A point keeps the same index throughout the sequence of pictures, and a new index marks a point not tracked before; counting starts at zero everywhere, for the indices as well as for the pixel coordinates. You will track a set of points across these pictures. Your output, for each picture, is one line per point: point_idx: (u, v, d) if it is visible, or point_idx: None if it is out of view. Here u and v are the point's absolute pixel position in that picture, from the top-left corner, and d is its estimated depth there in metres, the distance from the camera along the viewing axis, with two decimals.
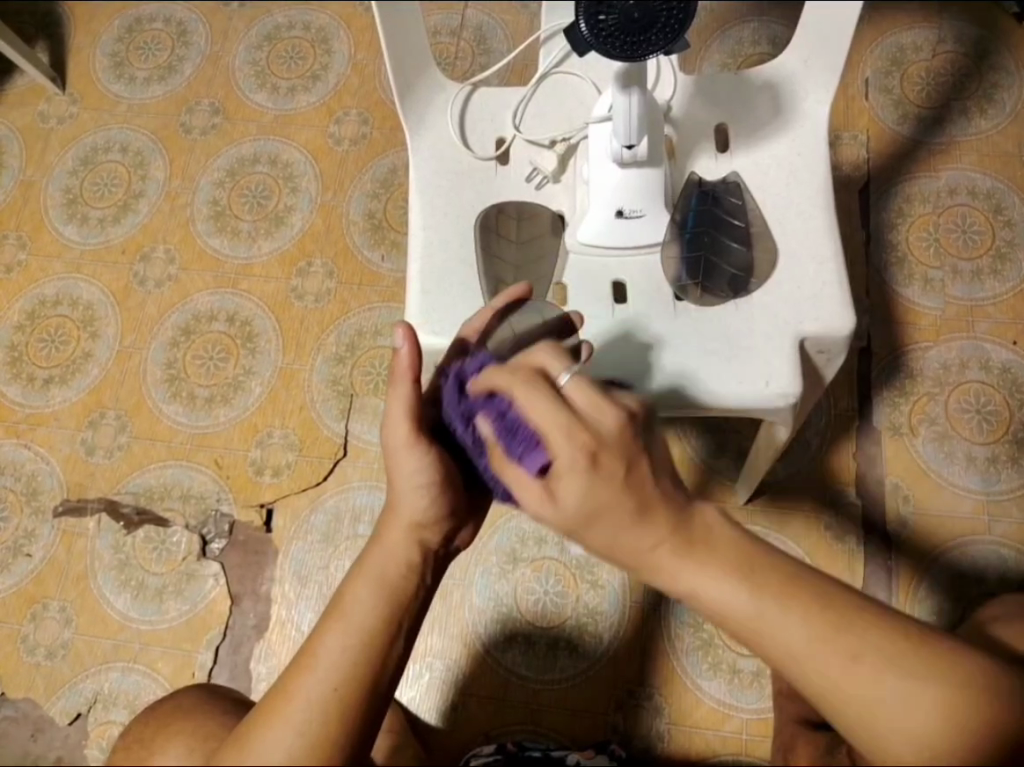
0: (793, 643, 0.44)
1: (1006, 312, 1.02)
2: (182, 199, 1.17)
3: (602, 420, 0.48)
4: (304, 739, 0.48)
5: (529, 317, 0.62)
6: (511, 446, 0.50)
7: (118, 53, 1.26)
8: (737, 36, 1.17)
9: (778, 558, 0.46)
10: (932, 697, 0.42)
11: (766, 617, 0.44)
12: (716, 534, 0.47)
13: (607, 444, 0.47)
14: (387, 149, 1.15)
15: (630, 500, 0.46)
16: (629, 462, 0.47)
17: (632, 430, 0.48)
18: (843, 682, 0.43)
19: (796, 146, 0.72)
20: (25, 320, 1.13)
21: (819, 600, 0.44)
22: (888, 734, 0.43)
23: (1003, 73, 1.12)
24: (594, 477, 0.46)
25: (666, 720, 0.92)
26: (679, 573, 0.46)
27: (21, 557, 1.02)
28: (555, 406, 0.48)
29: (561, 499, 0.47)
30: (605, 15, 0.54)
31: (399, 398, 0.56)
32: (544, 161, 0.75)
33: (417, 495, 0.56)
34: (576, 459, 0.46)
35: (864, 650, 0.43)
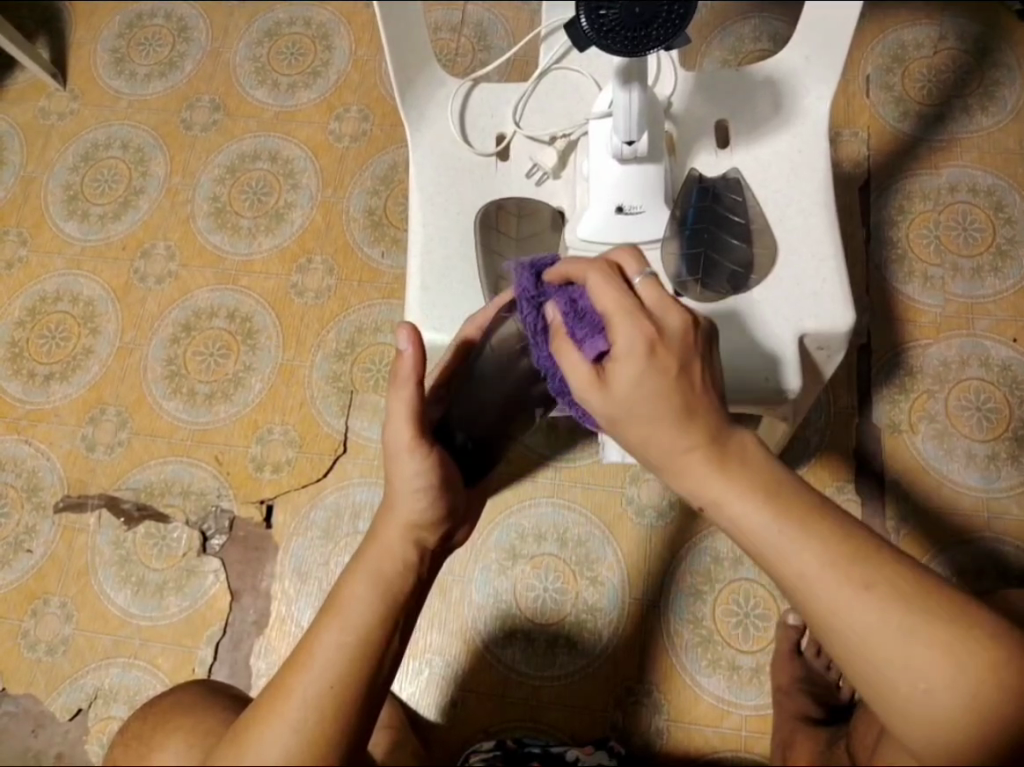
0: (806, 567, 0.44)
1: (1007, 309, 1.02)
2: (182, 195, 1.17)
3: (667, 318, 0.49)
4: (300, 736, 0.48)
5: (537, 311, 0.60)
6: (576, 331, 0.52)
7: (119, 49, 1.26)
8: (737, 32, 1.17)
9: (799, 490, 0.47)
10: (932, 634, 0.42)
11: (785, 536, 0.45)
12: (750, 454, 0.48)
13: (667, 340, 0.48)
14: (387, 146, 1.15)
15: (677, 396, 0.47)
16: (685, 362, 0.48)
17: (695, 335, 0.49)
18: (850, 608, 0.43)
19: (798, 142, 0.72)
20: (26, 316, 1.13)
21: (837, 533, 0.45)
22: (884, 666, 0.42)
23: (1005, 70, 1.12)
24: (650, 366, 0.48)
25: (664, 716, 0.93)
26: (707, 478, 0.47)
27: (22, 552, 1.02)
28: (625, 298, 0.49)
29: (612, 384, 0.49)
30: (605, 11, 0.54)
31: (400, 399, 0.56)
32: (544, 156, 0.74)
33: (415, 497, 0.56)
34: (634, 345, 0.48)
35: (874, 580, 0.43)
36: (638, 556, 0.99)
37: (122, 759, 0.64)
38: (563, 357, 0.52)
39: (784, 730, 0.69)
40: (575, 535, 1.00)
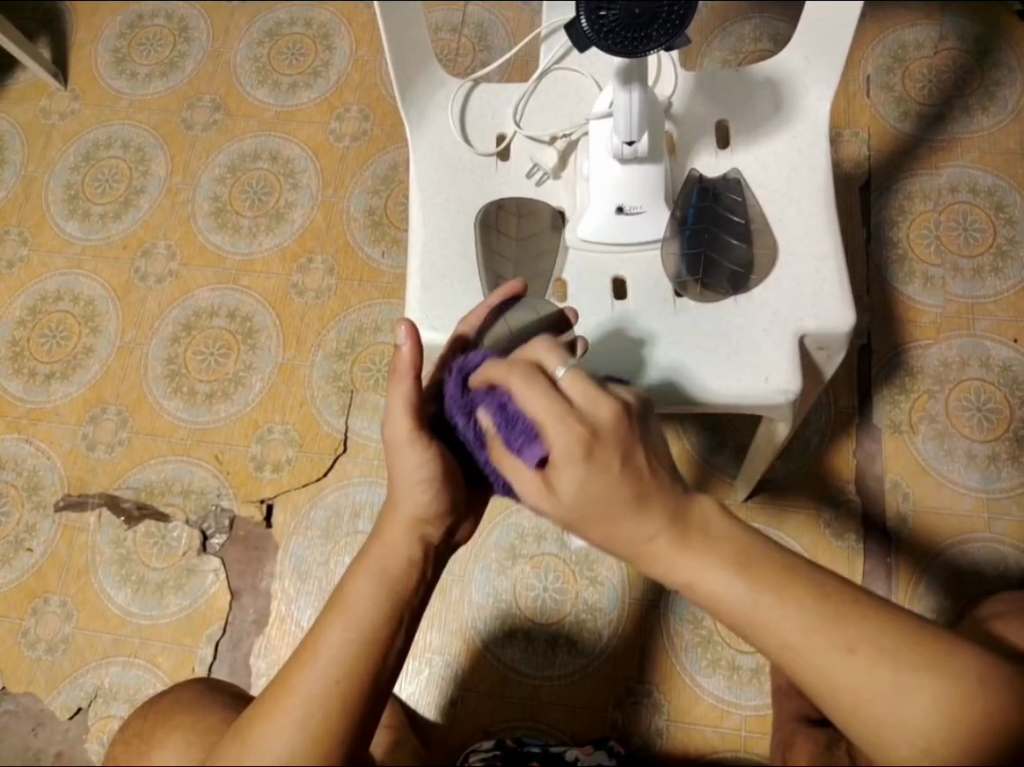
0: (789, 637, 0.43)
1: (1007, 310, 1.02)
2: (183, 195, 1.17)
3: (598, 411, 0.47)
4: (304, 734, 0.48)
5: (524, 312, 0.62)
6: (511, 437, 0.50)
7: (120, 49, 1.26)
8: (738, 33, 1.17)
9: (773, 550, 0.46)
10: (926, 689, 0.42)
11: (763, 609, 0.44)
12: (714, 525, 0.47)
13: (602, 435, 0.46)
14: (387, 145, 1.15)
15: (626, 491, 0.46)
16: (625, 452, 0.47)
17: (628, 421, 0.47)
18: (838, 673, 0.43)
19: (797, 143, 0.72)
20: (26, 315, 1.13)
21: (814, 595, 0.44)
22: (881, 726, 0.42)
23: (1006, 70, 1.12)
24: (590, 468, 0.46)
25: (664, 717, 0.93)
26: (679, 564, 0.46)
27: (22, 552, 1.02)
28: (552, 396, 0.47)
29: (559, 491, 0.47)
30: (605, 11, 0.54)
31: (400, 393, 0.56)
32: (544, 157, 0.74)
33: (418, 491, 0.56)
34: (571, 447, 0.46)
35: (858, 642, 0.43)
36: None
37: (122, 758, 0.64)
38: (505, 464, 0.50)
39: (783, 729, 0.67)
40: (576, 534, 1.00)
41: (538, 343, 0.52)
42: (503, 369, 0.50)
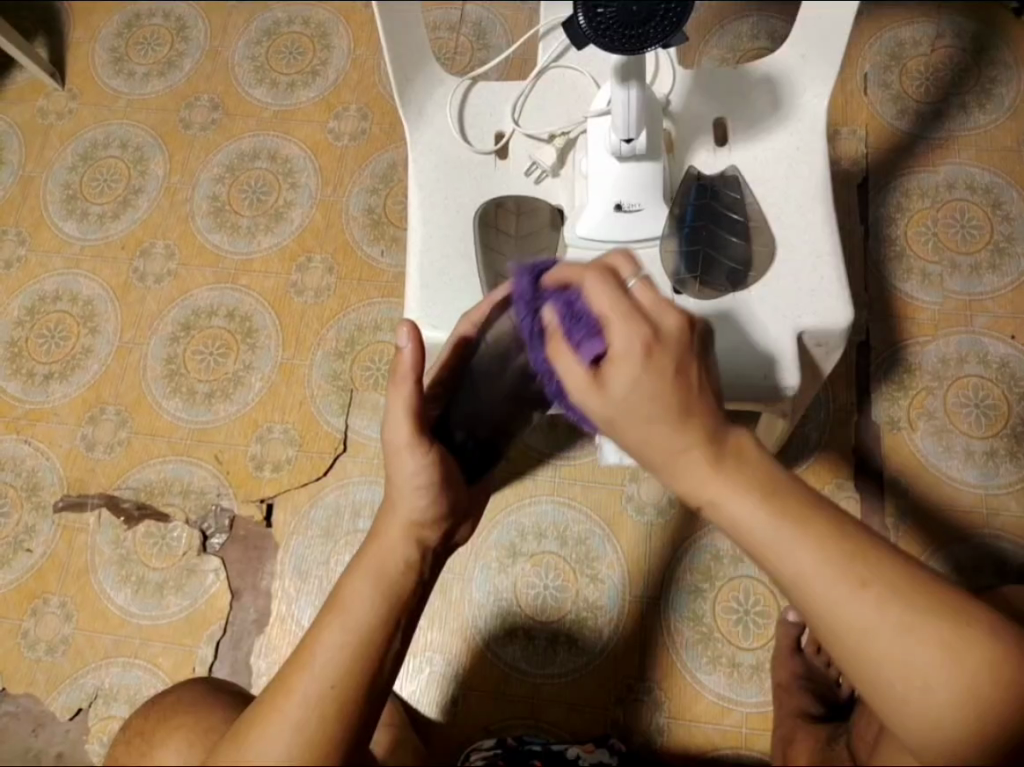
0: (803, 566, 0.43)
1: (1005, 306, 1.03)
2: (181, 195, 1.17)
3: (664, 319, 0.47)
4: (301, 737, 0.48)
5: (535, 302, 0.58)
6: (572, 332, 0.50)
7: (118, 48, 1.26)
8: (736, 30, 1.17)
9: (796, 486, 0.46)
10: (929, 633, 0.42)
11: (780, 535, 0.44)
12: (746, 454, 0.46)
13: (664, 341, 0.47)
14: (386, 144, 1.16)
15: (675, 396, 0.46)
16: (682, 363, 0.47)
17: (693, 337, 0.47)
18: (847, 605, 0.42)
19: (795, 141, 0.72)
20: (25, 316, 1.13)
21: (832, 529, 0.44)
22: (884, 664, 0.42)
23: (1003, 68, 1.13)
24: (647, 368, 0.46)
25: (665, 714, 0.93)
26: (704, 482, 0.46)
27: (22, 552, 1.02)
28: (622, 297, 0.48)
29: (608, 386, 0.47)
30: (602, 9, 0.54)
31: (400, 395, 0.56)
32: (543, 155, 0.74)
33: (415, 494, 0.56)
34: (632, 346, 0.46)
35: (872, 579, 0.43)
36: (638, 553, 0.99)
37: (124, 757, 0.64)
38: (557, 359, 0.50)
39: (787, 726, 0.69)
40: (575, 533, 1.00)
41: (618, 254, 0.53)
42: (581, 269, 0.51)
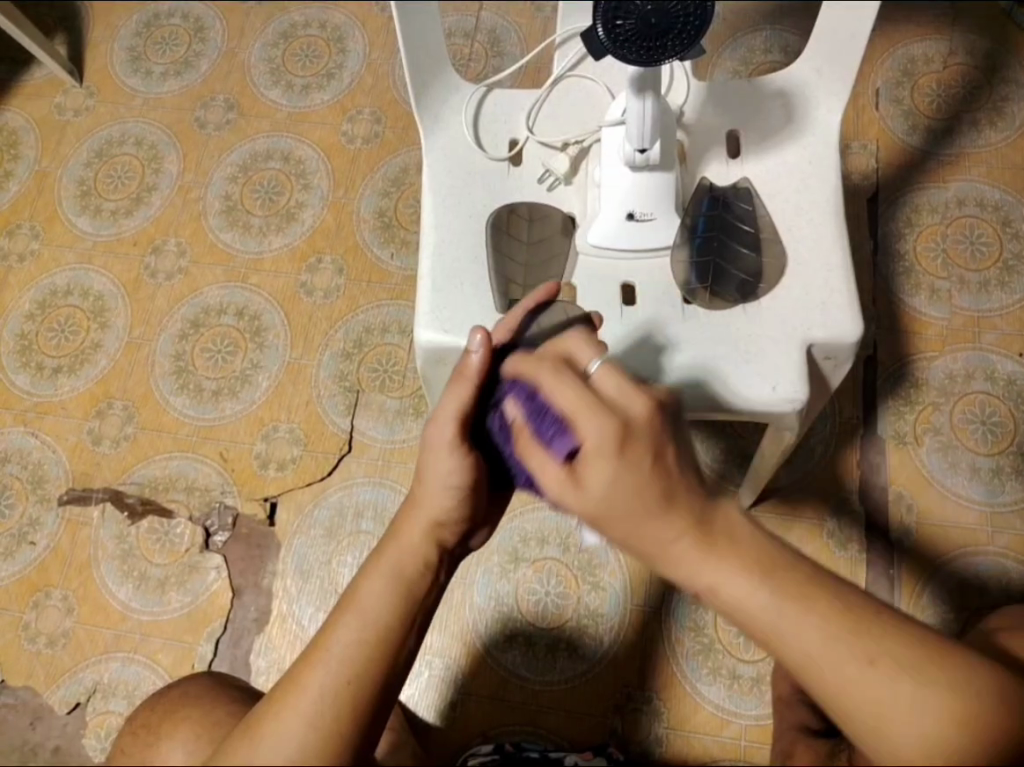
0: (810, 648, 0.43)
1: (1013, 324, 1.03)
2: (194, 193, 1.18)
3: (632, 407, 0.48)
4: (312, 729, 0.48)
5: (554, 313, 0.62)
6: (540, 428, 0.50)
7: (136, 47, 1.27)
8: (749, 43, 1.18)
9: (792, 560, 0.46)
10: (947, 703, 0.43)
11: (784, 618, 0.44)
12: (738, 530, 0.46)
13: (634, 429, 0.47)
14: (399, 148, 1.16)
15: (654, 489, 0.46)
16: (656, 449, 0.47)
17: (661, 419, 0.48)
18: (857, 687, 0.43)
19: (807, 155, 0.73)
20: (36, 309, 1.14)
21: (836, 607, 0.44)
22: (902, 741, 0.43)
23: (1014, 86, 1.13)
24: (621, 463, 0.46)
25: (664, 724, 0.92)
26: (699, 569, 0.45)
27: (25, 544, 1.02)
28: (582, 392, 0.48)
29: (586, 485, 0.47)
30: (622, 21, 0.54)
31: (455, 397, 0.55)
32: (557, 163, 0.75)
33: (444, 498, 0.55)
34: (605, 440, 0.46)
35: (880, 655, 0.43)
36: (639, 561, 0.99)
37: (130, 747, 0.65)
38: (530, 458, 0.50)
39: (787, 741, 0.68)
40: (578, 539, 1.00)
41: (572, 335, 0.53)
42: (534, 363, 0.51)
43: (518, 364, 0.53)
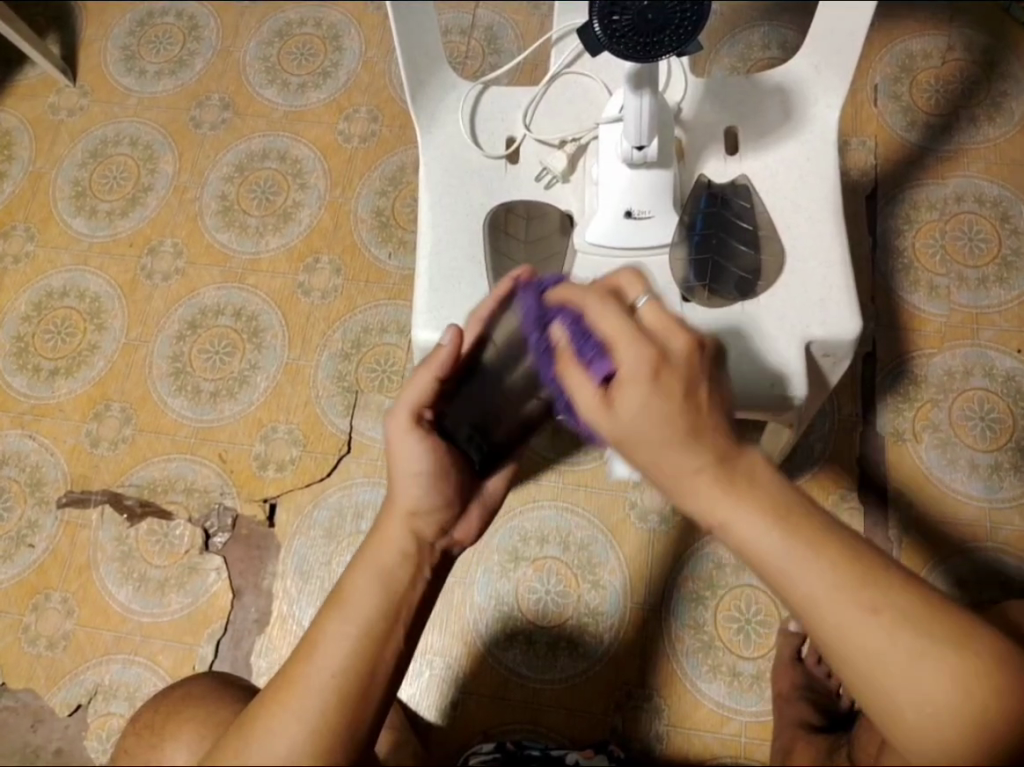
0: (816, 593, 0.44)
1: (1012, 319, 1.03)
2: (190, 193, 1.17)
3: (674, 339, 0.47)
4: (304, 726, 0.48)
5: (526, 307, 0.57)
6: (581, 351, 0.49)
7: (130, 46, 1.26)
8: (747, 40, 1.17)
9: (807, 506, 0.46)
10: (945, 662, 0.43)
11: (793, 560, 0.44)
12: (760, 473, 0.46)
13: (672, 360, 0.46)
14: (396, 147, 1.16)
15: (686, 419, 0.45)
16: (692, 382, 0.46)
17: (702, 357, 0.47)
18: (859, 636, 0.43)
19: (805, 151, 0.72)
20: (32, 310, 1.13)
21: (845, 557, 0.44)
22: (897, 693, 0.43)
23: (1013, 81, 1.13)
24: (655, 390, 0.45)
25: (664, 722, 0.93)
26: (716, 503, 0.45)
27: (24, 547, 1.02)
28: (626, 320, 0.47)
29: (618, 409, 0.46)
30: (618, 16, 0.54)
31: (420, 381, 0.57)
32: (554, 160, 0.74)
33: (411, 487, 0.56)
34: (639, 366, 0.46)
35: (883, 605, 0.43)
36: (638, 558, 0.99)
37: (135, 749, 0.65)
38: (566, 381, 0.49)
39: (787, 736, 0.70)
40: (577, 538, 1.00)
41: (626, 270, 0.51)
42: (582, 290, 0.50)
43: (566, 291, 0.52)
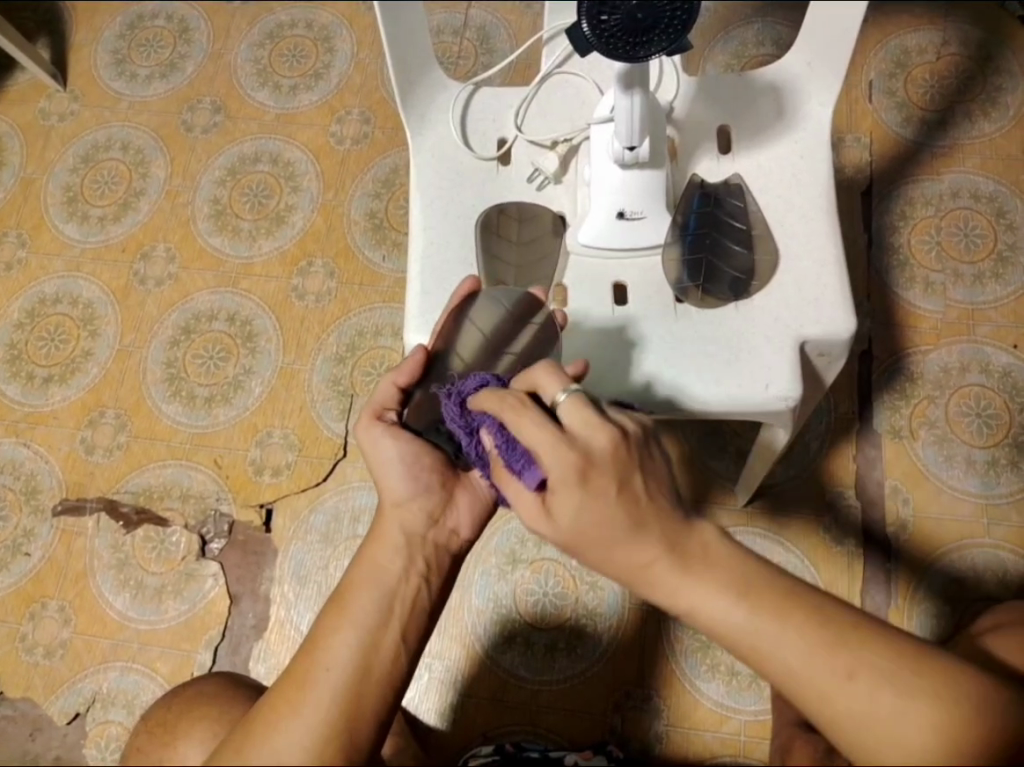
0: (788, 662, 0.44)
1: (1007, 315, 1.02)
2: (182, 197, 1.17)
3: (594, 438, 0.47)
4: (317, 726, 0.48)
5: (483, 307, 0.62)
6: (511, 459, 0.51)
7: (120, 50, 1.25)
8: (740, 37, 1.16)
9: (772, 576, 0.46)
10: (932, 710, 0.42)
11: (761, 634, 0.44)
12: (713, 549, 0.47)
13: (597, 461, 0.47)
14: (388, 148, 1.15)
15: (623, 516, 0.46)
16: (621, 479, 0.47)
17: (626, 451, 0.48)
18: (838, 698, 0.43)
19: (799, 149, 0.72)
20: (25, 318, 1.13)
21: (813, 619, 0.44)
22: (885, 748, 0.42)
23: (1008, 76, 1.12)
24: (585, 495, 0.46)
25: (663, 721, 0.92)
26: (677, 587, 0.46)
27: (20, 556, 1.01)
28: (546, 427, 0.48)
29: (555, 516, 0.48)
30: (607, 16, 0.53)
31: (388, 385, 0.61)
32: (545, 161, 0.74)
33: (395, 480, 0.59)
34: (565, 472, 0.47)
35: (858, 668, 0.43)
36: None
37: (146, 746, 0.64)
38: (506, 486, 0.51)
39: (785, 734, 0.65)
40: None
41: (537, 366, 0.52)
42: (499, 396, 0.51)
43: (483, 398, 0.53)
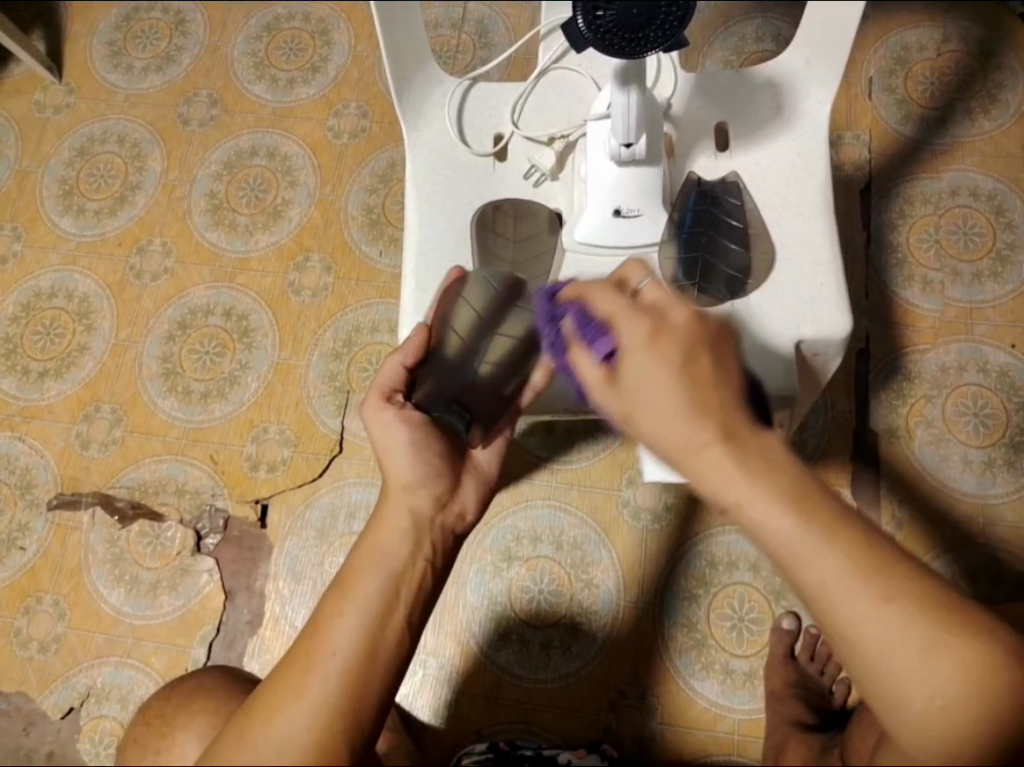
0: (827, 579, 0.42)
1: (1005, 314, 1.02)
2: (178, 191, 1.16)
3: (673, 312, 0.49)
4: (321, 710, 0.47)
5: (474, 288, 0.65)
6: (583, 334, 0.53)
7: (116, 42, 1.25)
8: (740, 32, 1.16)
9: (824, 496, 0.44)
10: (956, 652, 0.41)
11: (808, 546, 0.42)
12: (770, 453, 0.45)
13: (670, 330, 0.48)
14: (386, 143, 1.15)
15: (685, 385, 0.46)
16: (692, 351, 0.47)
17: (702, 329, 0.48)
18: (869, 623, 0.42)
19: (796, 146, 0.71)
20: (20, 312, 1.13)
21: (860, 543, 0.42)
22: (903, 683, 0.41)
23: (1009, 73, 1.12)
24: (654, 356, 0.47)
25: (658, 720, 0.93)
26: (727, 481, 0.44)
27: (15, 550, 1.01)
28: (623, 299, 0.50)
29: (620, 381, 0.49)
30: (602, 12, 0.53)
31: (392, 366, 0.63)
32: (542, 158, 0.73)
33: (400, 461, 0.59)
34: (636, 336, 0.49)
35: (895, 593, 0.42)
36: (632, 556, 0.98)
37: (145, 739, 0.65)
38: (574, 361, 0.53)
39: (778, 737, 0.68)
40: (570, 537, 1.00)
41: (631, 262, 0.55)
42: (585, 282, 0.54)
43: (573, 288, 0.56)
